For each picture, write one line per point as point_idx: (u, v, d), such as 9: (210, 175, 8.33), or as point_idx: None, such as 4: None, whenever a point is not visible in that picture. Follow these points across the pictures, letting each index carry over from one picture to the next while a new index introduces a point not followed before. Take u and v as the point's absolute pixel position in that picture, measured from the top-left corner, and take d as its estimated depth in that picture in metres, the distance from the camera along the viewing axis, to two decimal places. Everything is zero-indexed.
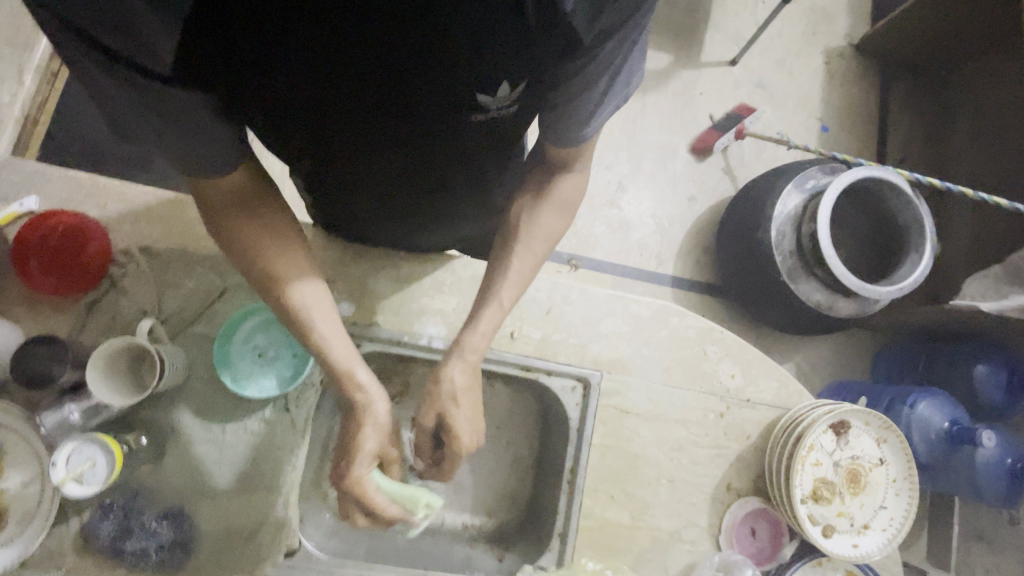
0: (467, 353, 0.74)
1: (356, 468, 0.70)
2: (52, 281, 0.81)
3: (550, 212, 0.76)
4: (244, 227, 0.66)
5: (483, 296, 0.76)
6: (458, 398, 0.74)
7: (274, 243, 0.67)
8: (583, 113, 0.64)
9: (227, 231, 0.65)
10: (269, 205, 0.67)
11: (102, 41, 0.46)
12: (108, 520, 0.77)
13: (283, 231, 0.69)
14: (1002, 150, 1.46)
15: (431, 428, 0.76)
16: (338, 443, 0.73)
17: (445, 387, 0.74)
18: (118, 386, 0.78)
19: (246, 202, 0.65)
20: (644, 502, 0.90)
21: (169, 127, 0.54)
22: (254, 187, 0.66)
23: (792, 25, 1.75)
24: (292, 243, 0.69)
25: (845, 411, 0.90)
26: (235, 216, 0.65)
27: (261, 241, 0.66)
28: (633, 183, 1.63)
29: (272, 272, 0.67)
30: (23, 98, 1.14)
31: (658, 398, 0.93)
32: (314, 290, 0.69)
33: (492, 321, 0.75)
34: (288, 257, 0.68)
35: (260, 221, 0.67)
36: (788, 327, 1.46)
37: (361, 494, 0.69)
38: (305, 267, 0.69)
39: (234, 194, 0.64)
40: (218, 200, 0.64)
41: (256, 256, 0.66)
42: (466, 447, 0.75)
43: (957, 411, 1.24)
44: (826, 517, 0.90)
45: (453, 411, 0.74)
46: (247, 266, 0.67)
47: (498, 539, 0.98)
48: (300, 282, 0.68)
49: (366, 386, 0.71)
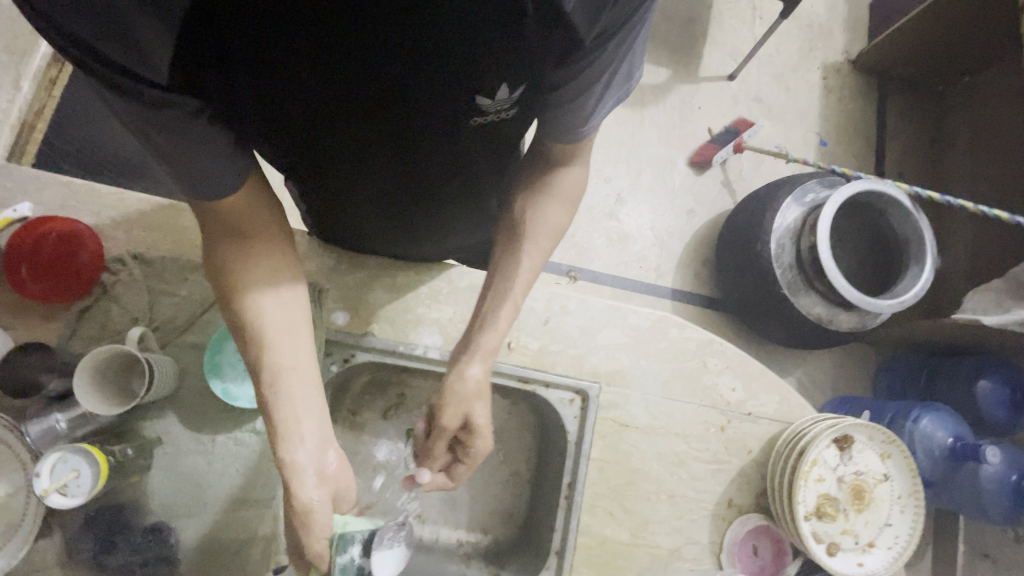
0: (485, 351, 0.73)
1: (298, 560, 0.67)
2: (41, 288, 0.80)
3: (555, 206, 0.75)
4: (230, 258, 0.64)
5: (499, 294, 0.74)
6: (481, 393, 0.73)
7: (259, 278, 0.65)
8: (583, 111, 0.64)
9: (215, 260, 0.64)
10: (257, 240, 0.65)
11: (97, 48, 0.45)
12: (91, 535, 0.76)
13: (274, 262, 0.66)
14: (1000, 165, 1.47)
15: (451, 432, 0.73)
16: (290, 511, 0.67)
17: (469, 386, 0.72)
18: (106, 394, 0.77)
19: (236, 230, 0.64)
20: (643, 518, 0.88)
21: (165, 137, 0.53)
22: (243, 214, 0.63)
23: (789, 41, 1.77)
24: (280, 277, 0.66)
25: (849, 425, 0.88)
26: (224, 245, 0.64)
27: (242, 276, 0.64)
28: (632, 195, 1.63)
29: (241, 309, 0.64)
30: (19, 104, 1.13)
31: (658, 411, 0.92)
32: (284, 339, 0.64)
33: (509, 320, 0.74)
34: (272, 293, 0.65)
35: (245, 256, 0.64)
36: (789, 340, 1.45)
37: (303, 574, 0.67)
38: (280, 306, 0.65)
39: (226, 221, 0.63)
40: (212, 223, 0.63)
41: (236, 291, 0.64)
42: (483, 450, 0.75)
43: (960, 426, 1.23)
44: (830, 535, 0.87)
45: (478, 411, 0.73)
46: (226, 297, 0.65)
47: (494, 555, 0.96)
48: (265, 324, 0.64)
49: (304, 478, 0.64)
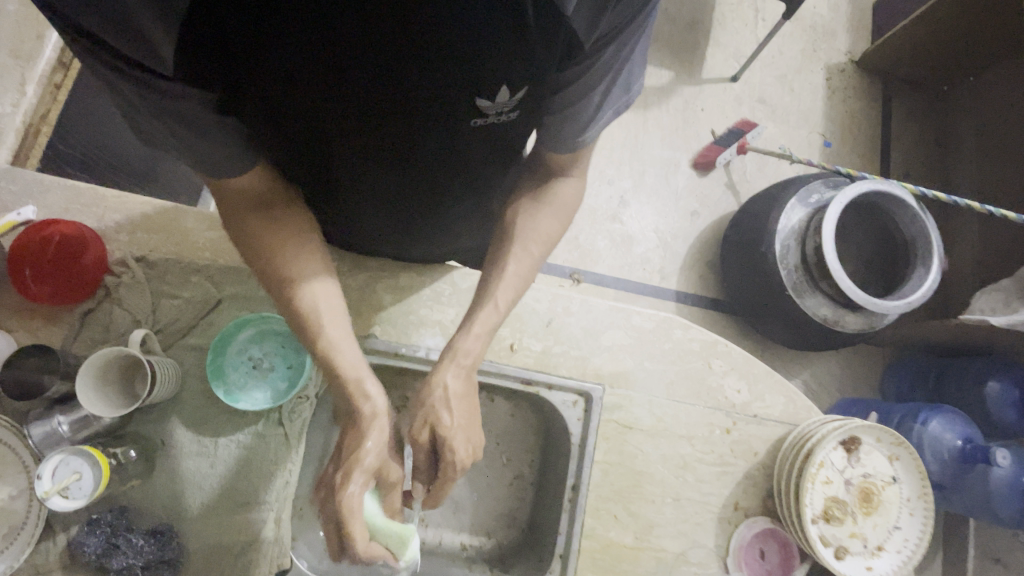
0: (460, 355, 0.72)
1: (350, 486, 0.63)
2: (46, 290, 0.80)
3: (549, 214, 0.76)
4: (261, 230, 0.66)
5: (481, 295, 0.75)
6: (451, 402, 0.72)
7: (292, 246, 0.67)
8: (582, 118, 0.64)
9: (243, 234, 0.66)
10: (287, 212, 0.68)
11: (98, 35, 0.46)
12: (94, 538, 0.75)
13: (303, 231, 0.69)
14: (1007, 164, 1.46)
15: (425, 444, 0.72)
16: (337, 454, 0.68)
17: (437, 393, 0.72)
18: (108, 397, 0.77)
19: (262, 203, 0.66)
20: (649, 522, 0.87)
21: (175, 127, 0.54)
22: (269, 188, 0.66)
23: (792, 41, 1.76)
24: (310, 243, 0.69)
25: (856, 427, 0.87)
26: (251, 220, 0.65)
27: (278, 244, 0.66)
28: (635, 197, 1.62)
29: (284, 270, 0.66)
30: (24, 109, 1.13)
31: (662, 413, 0.91)
32: (326, 296, 0.68)
33: (486, 323, 0.73)
34: (306, 256, 0.68)
35: (281, 226, 0.67)
36: (795, 343, 1.43)
37: (348, 517, 0.62)
38: (320, 265, 0.69)
39: (250, 196, 0.65)
40: (232, 198, 0.65)
41: (272, 258, 0.66)
42: (460, 462, 0.71)
43: (970, 429, 1.21)
44: (838, 538, 0.86)
45: (445, 417, 0.71)
46: (261, 264, 0.67)
47: (497, 559, 0.95)
48: (313, 277, 0.67)
49: (373, 396, 0.67)
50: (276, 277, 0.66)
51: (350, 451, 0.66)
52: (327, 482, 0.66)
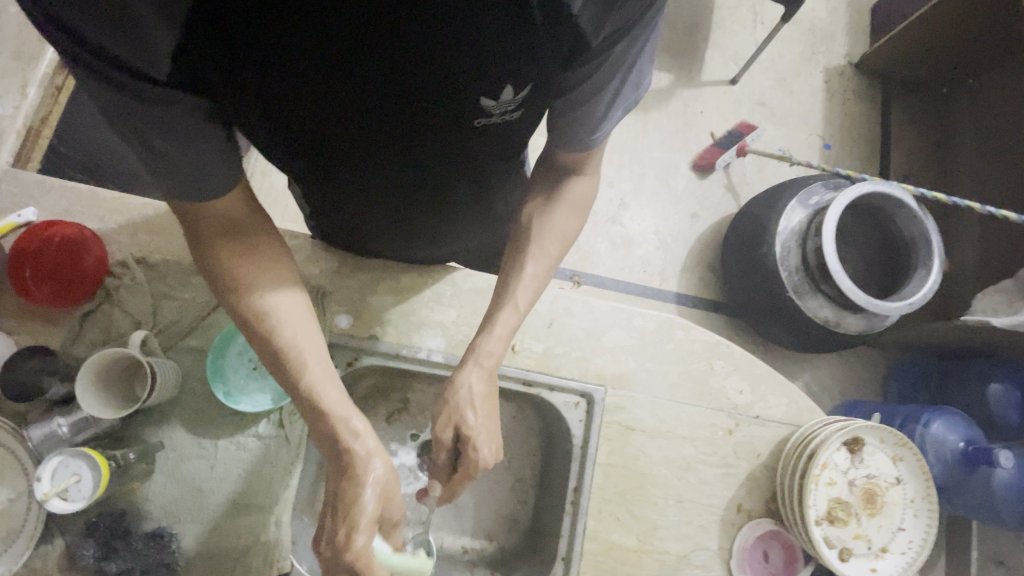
0: (482, 357, 0.72)
1: (359, 538, 0.62)
2: (44, 292, 0.80)
3: (562, 214, 0.76)
4: (230, 259, 0.64)
5: (498, 299, 0.75)
6: (476, 402, 0.71)
7: (266, 277, 0.66)
8: (592, 119, 0.65)
9: (211, 259, 0.64)
10: (263, 240, 0.67)
11: (90, 39, 0.45)
12: (93, 541, 0.74)
13: (276, 257, 0.68)
14: (1006, 166, 1.46)
15: (448, 444, 0.72)
16: (331, 506, 0.66)
17: (461, 394, 0.71)
18: (108, 399, 0.77)
19: (234, 227, 0.65)
20: (652, 524, 0.86)
21: (157, 135, 0.53)
22: (241, 216, 0.65)
23: (791, 45, 1.77)
24: (282, 268, 0.68)
25: (859, 427, 0.87)
26: (224, 246, 0.64)
27: (251, 276, 0.65)
28: (635, 199, 1.62)
29: (256, 303, 0.65)
30: (26, 111, 1.16)
31: (664, 414, 0.90)
32: (304, 329, 0.66)
33: (508, 325, 0.74)
34: (282, 292, 0.67)
35: (254, 256, 0.66)
36: (797, 345, 1.42)
37: (366, 568, 0.61)
38: (294, 300, 0.68)
39: (222, 222, 0.64)
40: (201, 223, 0.63)
41: (246, 289, 0.65)
42: (483, 462, 0.71)
43: (972, 430, 1.22)
44: (843, 540, 0.86)
45: (470, 418, 0.70)
46: (230, 296, 0.65)
47: (498, 563, 0.94)
48: (290, 316, 0.66)
49: (362, 435, 0.66)
50: (249, 312, 0.65)
51: (348, 503, 0.64)
52: (328, 540, 0.64)
